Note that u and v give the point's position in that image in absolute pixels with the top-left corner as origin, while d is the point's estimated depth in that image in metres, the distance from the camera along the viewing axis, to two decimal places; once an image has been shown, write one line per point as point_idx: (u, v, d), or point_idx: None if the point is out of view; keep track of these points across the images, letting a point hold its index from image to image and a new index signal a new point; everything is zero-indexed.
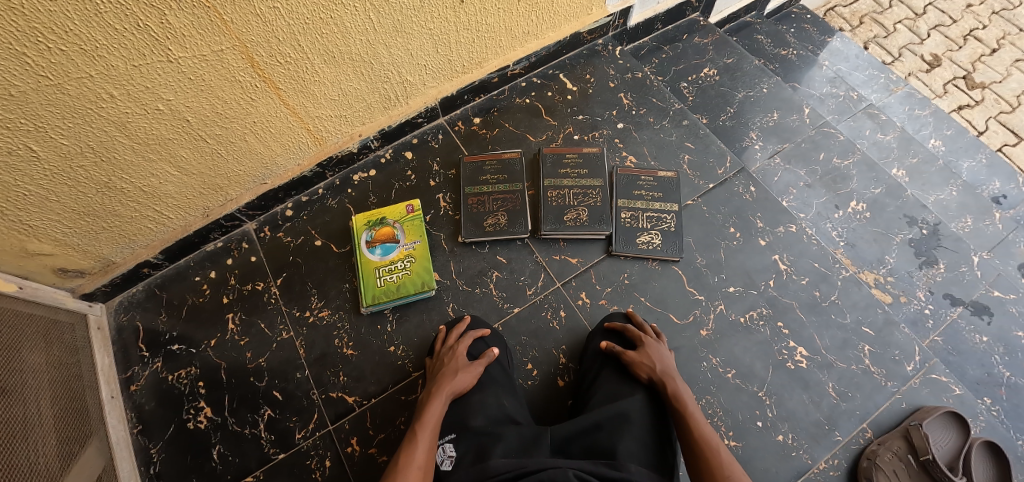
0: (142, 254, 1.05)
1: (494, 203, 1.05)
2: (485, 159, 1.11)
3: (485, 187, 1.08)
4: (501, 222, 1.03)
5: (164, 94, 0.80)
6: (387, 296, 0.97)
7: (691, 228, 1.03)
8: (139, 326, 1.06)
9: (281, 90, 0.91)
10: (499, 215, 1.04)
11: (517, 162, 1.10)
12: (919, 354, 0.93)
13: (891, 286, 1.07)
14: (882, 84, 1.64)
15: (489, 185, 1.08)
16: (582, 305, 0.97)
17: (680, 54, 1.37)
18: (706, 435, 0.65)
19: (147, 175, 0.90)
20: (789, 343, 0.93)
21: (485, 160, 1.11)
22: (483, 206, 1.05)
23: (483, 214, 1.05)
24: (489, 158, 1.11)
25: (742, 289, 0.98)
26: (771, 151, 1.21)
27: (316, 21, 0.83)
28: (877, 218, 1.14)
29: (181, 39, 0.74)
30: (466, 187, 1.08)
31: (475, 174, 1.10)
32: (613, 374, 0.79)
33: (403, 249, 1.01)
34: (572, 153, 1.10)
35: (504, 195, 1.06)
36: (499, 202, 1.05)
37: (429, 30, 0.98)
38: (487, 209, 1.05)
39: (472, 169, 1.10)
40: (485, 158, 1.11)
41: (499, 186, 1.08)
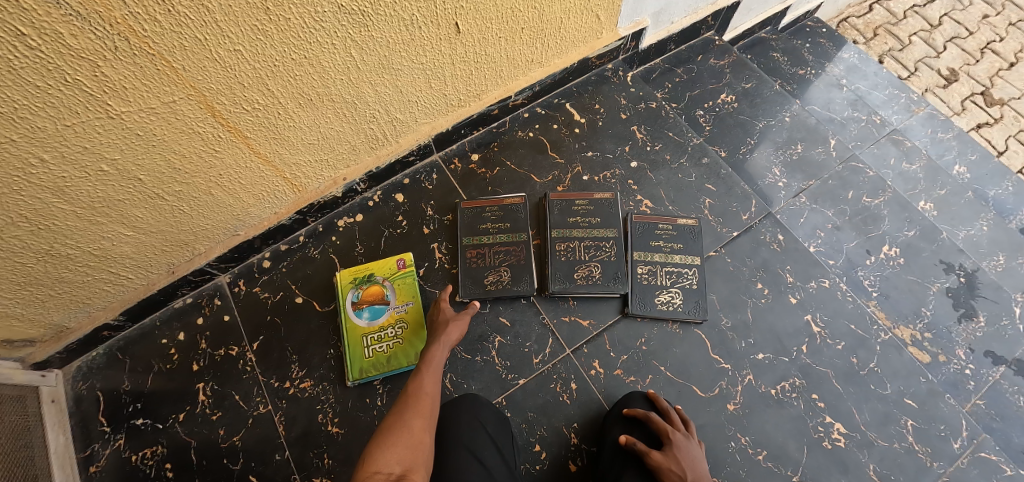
0: (100, 317, 0.93)
1: (496, 257, 0.95)
2: (485, 205, 1.01)
3: (486, 238, 0.97)
4: (503, 279, 0.93)
5: (108, 153, 0.67)
6: (375, 368, 0.88)
7: (714, 285, 0.94)
8: (100, 395, 0.94)
9: (250, 138, 0.78)
10: (501, 271, 0.94)
11: (522, 209, 1.00)
12: (966, 429, 0.84)
13: (929, 344, 0.97)
14: (903, 103, 1.54)
15: (490, 235, 0.98)
16: (595, 375, 0.87)
17: (695, 77, 1.26)
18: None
19: (96, 237, 0.78)
20: (825, 418, 0.84)
21: (485, 205, 1.01)
22: (483, 261, 0.95)
23: (483, 269, 0.94)
24: (490, 204, 1.01)
25: (772, 356, 0.88)
26: (796, 189, 1.11)
27: (287, 62, 0.71)
28: (911, 265, 1.05)
29: (123, 92, 0.61)
30: (465, 237, 0.98)
31: (474, 222, 0.99)
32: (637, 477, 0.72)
33: (394, 313, 0.92)
34: (582, 198, 1.01)
35: (507, 247, 0.96)
36: (500, 255, 0.96)
37: (421, 64, 0.86)
38: (488, 263, 0.95)
39: (470, 216, 1.00)
40: (485, 203, 1.01)
41: (500, 237, 0.98)
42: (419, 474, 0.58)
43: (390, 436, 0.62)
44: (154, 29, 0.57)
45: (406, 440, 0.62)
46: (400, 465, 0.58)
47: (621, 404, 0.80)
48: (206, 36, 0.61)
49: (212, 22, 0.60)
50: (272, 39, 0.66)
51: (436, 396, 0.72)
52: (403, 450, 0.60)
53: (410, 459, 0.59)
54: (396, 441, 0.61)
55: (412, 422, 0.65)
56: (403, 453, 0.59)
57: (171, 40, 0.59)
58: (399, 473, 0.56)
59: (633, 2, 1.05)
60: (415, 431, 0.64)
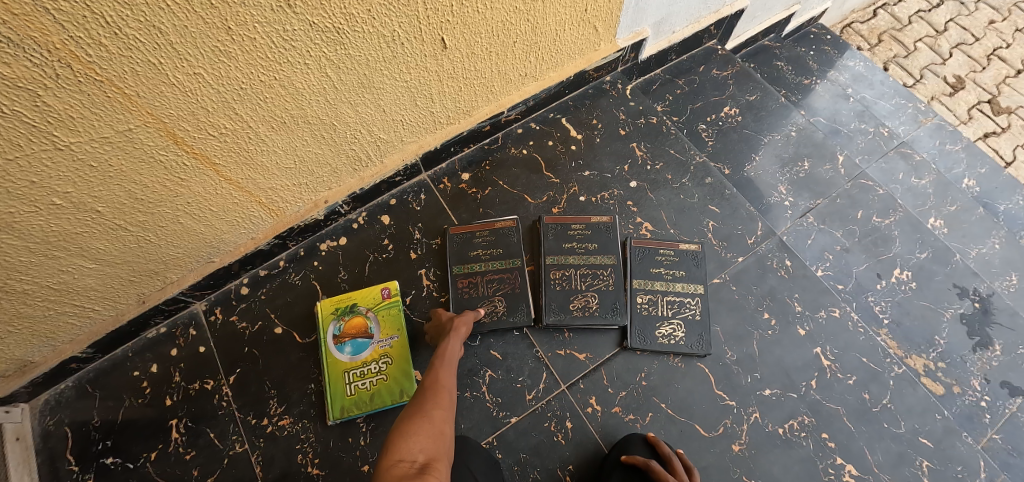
0: (67, 350, 0.84)
1: (489, 287, 0.91)
2: (475, 230, 0.96)
3: (477, 266, 0.93)
4: (498, 310, 0.88)
5: (60, 186, 0.61)
6: (357, 407, 0.83)
7: (719, 315, 0.89)
8: (69, 432, 0.84)
9: (219, 164, 0.73)
10: (495, 302, 0.89)
11: (513, 233, 0.96)
12: (984, 470, 0.80)
13: (942, 375, 0.92)
14: (910, 114, 1.49)
15: (482, 262, 0.93)
16: (592, 413, 0.82)
17: (697, 89, 1.21)
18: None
19: (55, 272, 0.71)
20: (836, 459, 0.79)
21: (475, 230, 0.96)
22: (475, 290, 0.91)
23: (475, 300, 0.90)
24: (479, 229, 0.96)
25: (780, 392, 0.83)
26: (803, 208, 1.06)
27: (256, 85, 0.65)
28: (923, 290, 1.00)
29: (71, 121, 0.55)
30: (455, 265, 0.93)
31: (464, 249, 0.95)
32: None
33: (378, 346, 0.87)
34: (578, 222, 0.96)
35: (499, 275, 0.92)
36: (493, 284, 0.91)
37: (404, 82, 0.80)
38: (481, 293, 0.90)
39: (460, 242, 0.95)
40: (475, 228, 0.96)
41: (492, 264, 0.93)
42: (443, 463, 0.54)
43: (411, 425, 0.58)
44: (100, 54, 0.51)
45: (428, 429, 0.58)
46: (424, 453, 0.54)
47: (621, 449, 0.76)
48: (162, 59, 0.55)
49: (168, 44, 0.54)
50: (238, 61, 0.61)
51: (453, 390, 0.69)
52: (427, 438, 0.56)
53: (433, 448, 0.55)
54: (419, 429, 0.57)
55: (432, 413, 0.62)
56: (426, 442, 0.56)
57: (121, 65, 0.53)
58: (423, 461, 0.52)
59: (633, 13, 1.00)
60: (437, 421, 0.61)
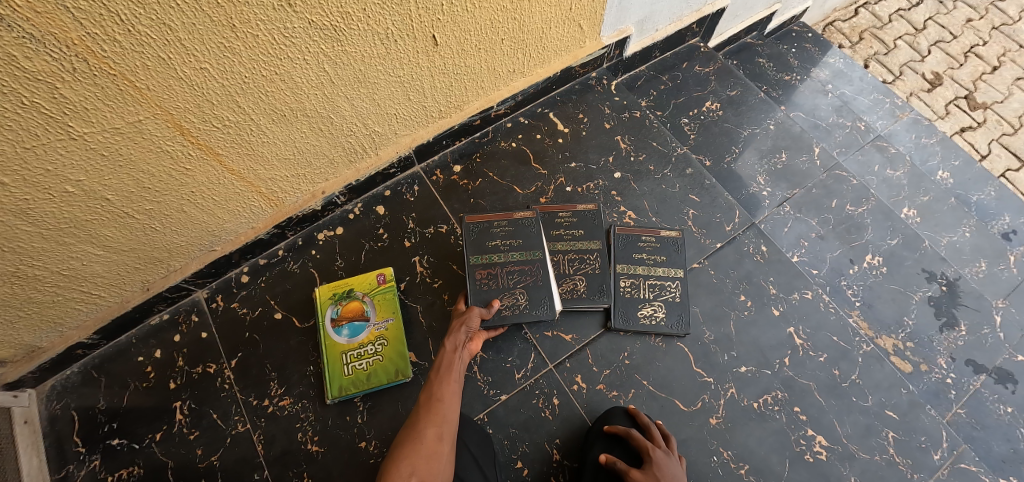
0: (73, 336, 0.88)
1: (510, 278, 0.91)
2: (493, 220, 0.97)
3: (496, 256, 0.93)
4: (519, 302, 0.89)
5: (73, 175, 0.65)
6: (355, 386, 0.87)
7: (698, 298, 0.94)
8: (76, 415, 0.88)
9: (223, 156, 0.77)
10: (516, 294, 0.89)
11: (534, 223, 0.97)
12: (946, 440, 0.84)
13: (911, 353, 0.97)
14: (887, 109, 1.55)
15: (501, 253, 0.93)
16: (577, 390, 0.86)
17: (680, 85, 1.25)
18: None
19: (65, 259, 0.75)
20: (807, 431, 0.84)
21: (493, 220, 0.97)
22: (495, 282, 0.90)
23: (495, 292, 0.90)
24: (498, 218, 0.97)
25: (755, 369, 0.88)
26: (780, 198, 1.11)
27: (258, 79, 0.69)
28: (894, 274, 1.05)
29: (84, 113, 0.59)
30: (472, 256, 0.93)
31: (481, 239, 0.95)
32: None
33: (374, 329, 0.91)
34: (501, 220, 0.97)
35: (520, 267, 0.92)
36: (514, 275, 0.91)
37: (398, 77, 0.84)
38: (501, 284, 0.90)
39: (478, 232, 0.96)
40: (493, 218, 0.97)
41: (512, 255, 0.93)
42: None
43: (404, 449, 0.63)
44: (113, 50, 0.55)
45: (420, 452, 0.62)
46: (414, 481, 0.58)
47: (604, 421, 0.81)
48: (170, 55, 0.59)
49: (176, 41, 0.58)
50: (241, 56, 0.65)
51: (454, 397, 0.72)
52: (419, 463, 0.61)
53: (425, 472, 0.60)
54: (411, 454, 0.62)
55: (426, 431, 0.66)
56: (416, 467, 0.60)
57: (133, 60, 0.57)
58: None
59: (616, 11, 1.05)
60: (429, 440, 0.64)
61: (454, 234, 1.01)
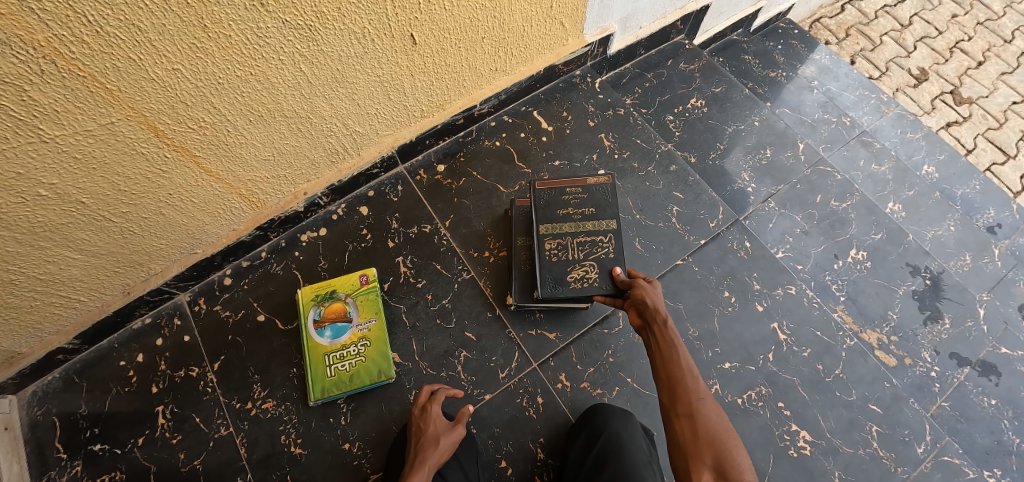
0: (54, 341, 0.87)
1: (580, 249, 0.85)
2: (565, 186, 0.91)
3: (566, 226, 0.87)
4: (588, 275, 0.83)
5: (45, 178, 0.64)
6: (337, 387, 0.86)
7: (680, 295, 0.94)
8: (58, 421, 0.87)
9: (200, 157, 0.76)
10: (587, 267, 0.84)
11: (607, 191, 0.90)
12: (929, 433, 0.85)
13: (895, 347, 0.97)
14: (873, 104, 1.55)
15: (570, 222, 0.88)
16: (561, 389, 0.86)
17: (665, 82, 1.26)
18: (737, 462, 0.58)
19: (42, 263, 0.74)
20: (791, 427, 0.84)
21: (564, 186, 0.91)
22: (564, 253, 0.85)
23: (564, 264, 0.85)
24: (570, 184, 0.91)
25: (739, 365, 0.88)
26: (765, 194, 1.11)
27: (233, 79, 0.69)
28: (878, 268, 1.05)
29: (55, 115, 0.58)
30: (522, 237, 0.95)
31: (530, 221, 0.95)
32: (614, 411, 0.80)
33: (357, 330, 0.90)
34: (573, 186, 0.90)
35: (589, 238, 0.86)
36: (584, 247, 0.86)
37: (377, 76, 0.84)
38: (570, 257, 0.85)
39: (527, 215, 0.96)
40: (563, 184, 0.91)
41: (583, 225, 0.87)
42: None
43: None
44: (82, 51, 0.54)
45: None
46: None
47: (637, 421, 0.80)
48: (142, 56, 0.59)
49: (147, 41, 0.58)
50: (214, 57, 0.64)
51: None
52: None
53: None
54: None
55: None
56: None
57: (103, 62, 0.57)
58: None
59: (599, 9, 1.05)
60: None
61: (437, 234, 1.01)
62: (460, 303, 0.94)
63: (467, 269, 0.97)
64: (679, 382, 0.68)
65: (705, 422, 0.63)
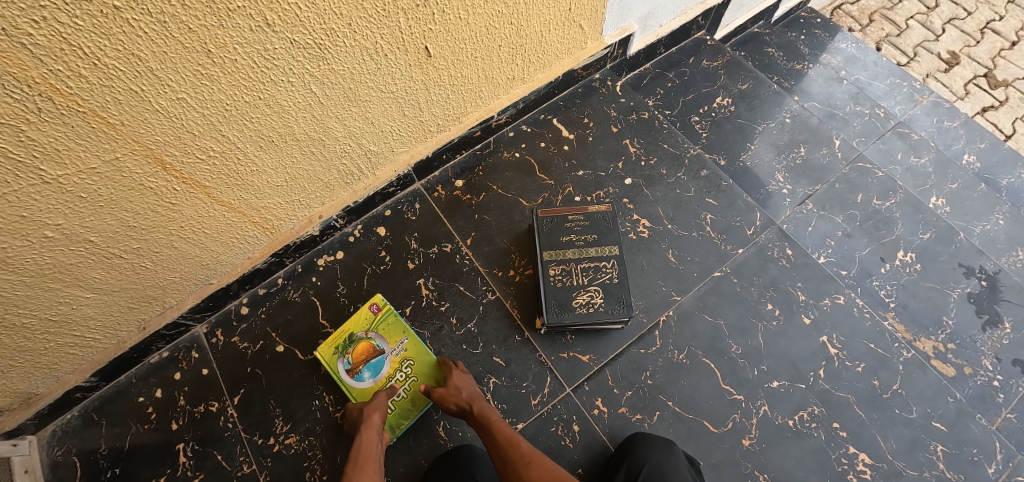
0: (71, 380, 0.84)
1: (584, 275, 0.86)
2: (567, 213, 0.92)
3: (569, 251, 0.88)
4: (593, 302, 0.84)
5: (51, 219, 0.60)
6: (405, 419, 0.81)
7: (721, 310, 0.88)
8: (78, 462, 0.84)
9: (210, 187, 0.72)
10: (591, 293, 0.85)
11: (609, 217, 0.91)
12: (1000, 451, 0.79)
13: (953, 356, 0.91)
14: (906, 93, 1.47)
15: (574, 248, 0.88)
16: (597, 415, 0.81)
17: (689, 81, 1.20)
18: None
19: (53, 304, 0.71)
20: (848, 449, 0.78)
21: (567, 214, 0.92)
22: (569, 279, 0.86)
23: (569, 290, 0.85)
24: (572, 211, 0.92)
25: (788, 384, 0.82)
26: (802, 195, 1.05)
27: (241, 106, 0.65)
28: (929, 271, 0.98)
29: (57, 154, 0.55)
30: (545, 251, 0.89)
31: (554, 234, 0.90)
32: (657, 442, 0.74)
33: (394, 356, 0.86)
34: (574, 213, 0.92)
35: (593, 263, 0.87)
36: (589, 273, 0.86)
37: (391, 92, 0.79)
38: (575, 283, 0.86)
39: (551, 227, 0.90)
40: (566, 212, 0.92)
41: (586, 251, 0.88)
42: None
43: None
44: (80, 85, 0.51)
45: None
46: None
47: (680, 451, 0.75)
48: (144, 87, 0.55)
49: (149, 72, 0.54)
50: (220, 83, 0.60)
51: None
52: None
53: None
54: None
55: None
56: None
57: (103, 95, 0.53)
58: None
59: (618, 10, 1.00)
60: None
61: (459, 253, 0.96)
62: (486, 327, 0.89)
63: (492, 290, 0.93)
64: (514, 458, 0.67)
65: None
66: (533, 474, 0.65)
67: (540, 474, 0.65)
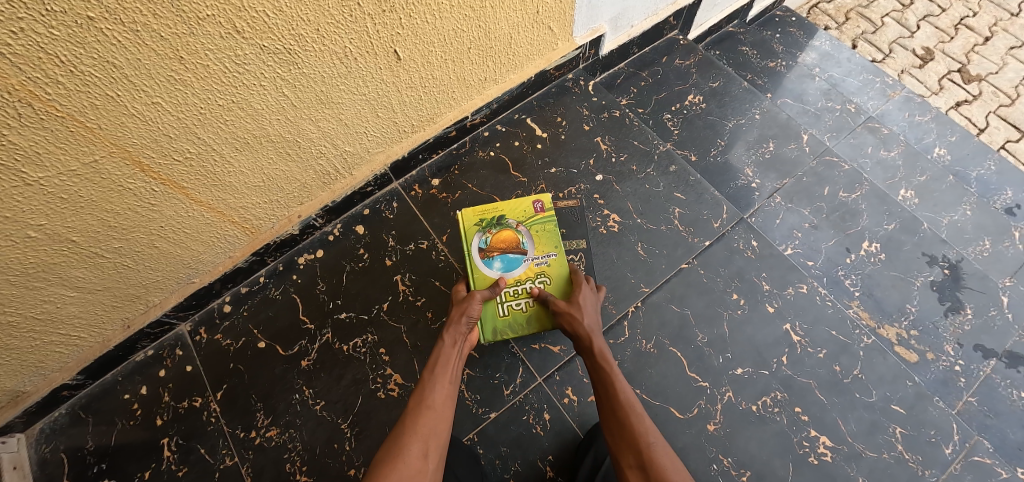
0: (58, 378, 0.86)
1: None
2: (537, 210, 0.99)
3: None
4: None
5: (34, 220, 0.63)
6: (511, 329, 0.87)
7: (688, 300, 0.91)
8: (65, 458, 0.86)
9: (188, 188, 0.75)
10: None
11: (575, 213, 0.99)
12: (957, 432, 0.81)
13: (916, 342, 0.93)
14: (878, 88, 1.51)
15: None
16: (568, 403, 0.84)
17: (661, 80, 1.23)
18: None
19: (37, 303, 0.73)
20: (809, 432, 0.81)
21: None
22: None
23: None
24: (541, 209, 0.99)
25: (752, 371, 0.85)
26: (770, 189, 1.08)
27: (215, 109, 0.68)
28: (893, 260, 1.01)
29: (38, 157, 0.57)
30: None
31: None
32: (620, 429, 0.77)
33: (533, 264, 0.90)
34: None
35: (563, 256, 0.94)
36: None
37: (363, 94, 0.82)
38: None
39: None
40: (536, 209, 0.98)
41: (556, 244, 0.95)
42: None
43: (385, 463, 0.59)
44: (58, 91, 0.53)
45: (403, 473, 0.58)
46: None
47: None
48: (120, 92, 0.58)
49: (123, 78, 0.57)
50: (194, 88, 0.63)
51: (444, 405, 0.69)
52: None
53: None
54: (390, 470, 0.57)
55: (411, 445, 0.61)
56: None
57: (80, 100, 0.56)
58: None
59: (587, 11, 1.03)
60: (415, 456, 0.60)
61: (435, 249, 1.00)
62: None
63: None
64: (628, 420, 0.64)
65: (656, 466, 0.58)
66: (649, 446, 0.61)
67: (657, 449, 0.61)
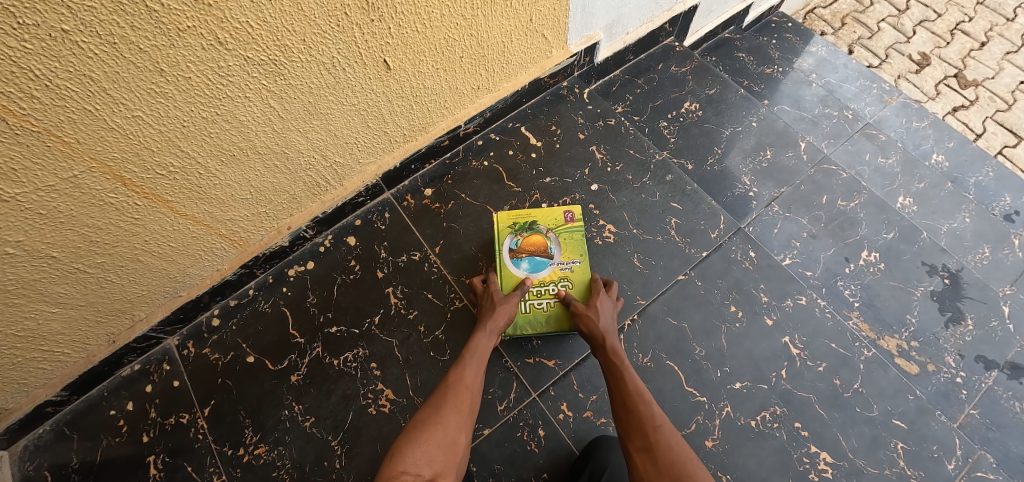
0: (41, 394, 0.84)
1: None
2: None
3: None
4: None
5: (11, 237, 0.61)
6: (529, 327, 0.87)
7: (685, 312, 0.89)
8: (49, 476, 0.84)
9: (173, 201, 0.73)
10: None
11: None
12: (960, 448, 0.80)
13: (916, 354, 0.92)
14: (875, 94, 1.50)
15: None
16: (563, 419, 0.82)
17: (657, 87, 1.21)
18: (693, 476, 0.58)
19: (17, 320, 0.71)
20: (809, 448, 0.79)
21: None
22: None
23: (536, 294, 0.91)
24: None
25: (751, 385, 0.83)
26: (767, 198, 1.07)
27: (198, 122, 0.66)
28: (893, 269, 1.00)
29: (14, 173, 0.55)
30: None
31: None
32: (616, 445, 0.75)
33: (558, 268, 0.91)
34: None
35: None
36: None
37: (352, 105, 0.81)
38: None
39: None
40: None
41: None
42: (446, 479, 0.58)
43: (422, 432, 0.63)
44: (33, 106, 0.51)
45: (438, 439, 0.63)
46: (429, 468, 0.58)
47: None
48: (97, 106, 0.56)
49: (102, 91, 0.55)
50: (176, 100, 0.62)
51: (475, 388, 0.74)
52: (435, 451, 0.61)
53: (440, 461, 0.60)
54: (428, 439, 0.62)
55: (447, 417, 0.67)
56: (433, 455, 0.60)
57: (57, 114, 0.54)
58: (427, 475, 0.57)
59: (581, 18, 1.01)
60: (451, 427, 0.65)
61: (427, 261, 0.98)
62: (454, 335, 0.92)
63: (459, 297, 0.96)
64: (642, 412, 0.67)
65: (666, 454, 0.61)
66: (663, 437, 0.63)
67: (670, 439, 0.63)
